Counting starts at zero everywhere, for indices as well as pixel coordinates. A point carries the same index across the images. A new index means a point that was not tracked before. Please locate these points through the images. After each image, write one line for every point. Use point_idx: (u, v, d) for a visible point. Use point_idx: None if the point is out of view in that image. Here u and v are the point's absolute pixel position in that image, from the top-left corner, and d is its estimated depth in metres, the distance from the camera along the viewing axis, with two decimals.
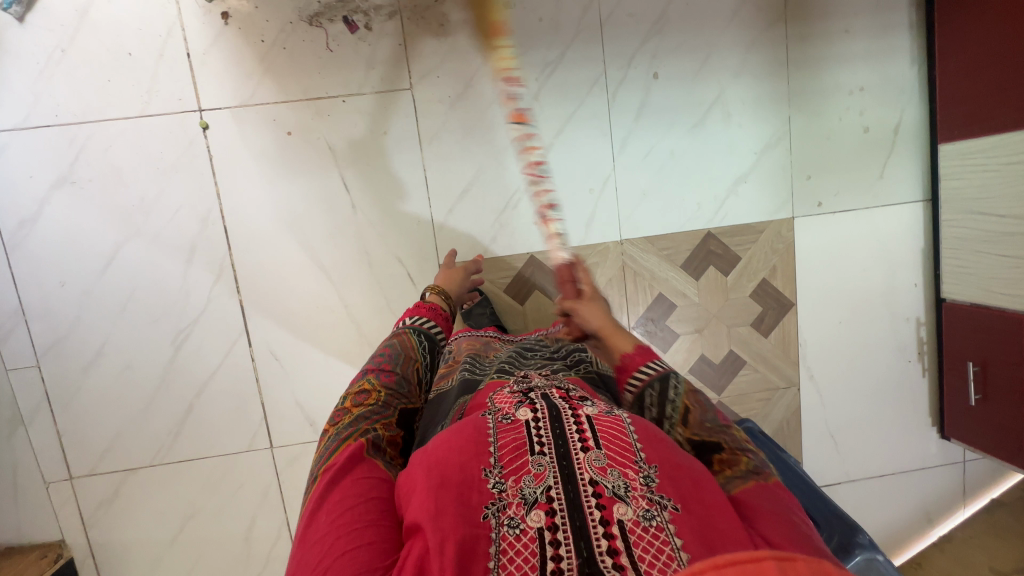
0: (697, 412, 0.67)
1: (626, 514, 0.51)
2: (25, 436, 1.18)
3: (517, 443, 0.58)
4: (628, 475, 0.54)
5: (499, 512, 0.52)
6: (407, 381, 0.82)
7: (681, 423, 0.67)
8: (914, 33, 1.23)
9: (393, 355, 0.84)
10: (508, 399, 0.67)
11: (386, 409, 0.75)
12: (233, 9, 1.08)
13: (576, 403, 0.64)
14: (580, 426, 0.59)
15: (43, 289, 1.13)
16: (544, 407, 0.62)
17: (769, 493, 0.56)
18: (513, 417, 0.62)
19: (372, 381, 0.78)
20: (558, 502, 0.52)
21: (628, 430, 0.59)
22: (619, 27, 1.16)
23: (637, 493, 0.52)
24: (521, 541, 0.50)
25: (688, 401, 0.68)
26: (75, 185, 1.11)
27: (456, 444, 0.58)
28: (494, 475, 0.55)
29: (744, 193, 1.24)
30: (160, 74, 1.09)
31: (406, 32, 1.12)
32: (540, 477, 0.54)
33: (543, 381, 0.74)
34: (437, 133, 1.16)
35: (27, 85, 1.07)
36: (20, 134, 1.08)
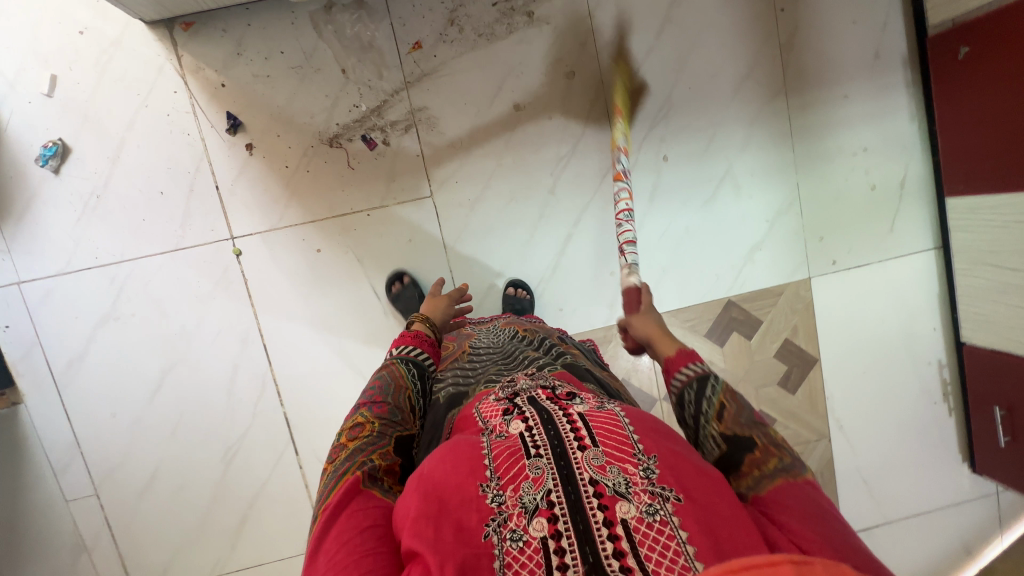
0: (734, 409, 0.60)
1: (629, 512, 0.47)
2: (89, 562, 1.21)
3: (513, 450, 0.53)
4: (629, 471, 0.50)
5: (500, 526, 0.47)
6: (401, 410, 0.70)
7: (716, 419, 0.59)
8: (912, 91, 1.26)
9: (383, 385, 0.72)
10: (495, 409, 0.62)
11: (382, 438, 0.65)
12: (256, 140, 1.13)
13: (565, 402, 0.60)
14: (573, 424, 0.54)
15: (95, 422, 1.17)
16: (534, 412, 0.57)
17: (799, 496, 0.51)
18: (507, 431, 0.56)
19: (365, 415, 0.67)
20: (559, 507, 0.47)
21: (623, 422, 0.56)
22: (626, 116, 1.20)
23: (640, 489, 0.48)
24: (525, 554, 0.45)
25: (725, 398, 0.60)
26: (119, 321, 1.15)
27: (449, 459, 0.53)
28: (491, 488, 0.50)
29: (760, 260, 1.28)
30: (192, 209, 1.13)
31: (422, 142, 1.16)
32: (538, 481, 0.49)
33: (528, 381, 0.68)
34: (460, 235, 1.20)
35: (66, 232, 1.11)
36: (63, 279, 1.12)
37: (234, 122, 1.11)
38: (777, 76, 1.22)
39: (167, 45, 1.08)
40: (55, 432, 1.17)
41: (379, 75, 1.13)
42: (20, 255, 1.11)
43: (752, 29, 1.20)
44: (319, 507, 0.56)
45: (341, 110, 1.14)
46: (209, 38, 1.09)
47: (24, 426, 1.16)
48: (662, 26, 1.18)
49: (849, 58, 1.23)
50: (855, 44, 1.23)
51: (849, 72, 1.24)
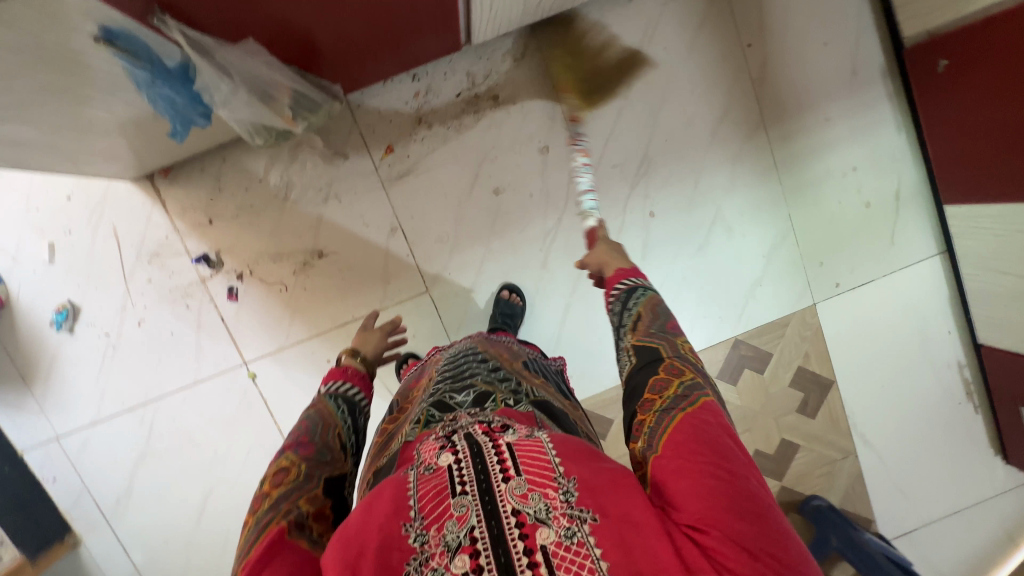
0: (648, 317, 0.71)
1: (548, 538, 0.44)
2: None
3: (438, 487, 0.48)
4: (549, 495, 0.46)
5: (422, 566, 0.44)
6: (330, 448, 0.70)
7: (632, 330, 0.71)
8: (895, 102, 1.22)
9: (310, 426, 0.73)
10: (433, 445, 0.55)
11: (310, 482, 0.64)
12: (250, 268, 1.16)
13: (498, 433, 0.54)
14: (498, 454, 0.50)
15: (150, 551, 1.24)
16: (465, 446, 0.52)
17: (691, 424, 0.51)
18: (435, 464, 0.51)
19: (290, 460, 0.65)
20: (482, 542, 0.44)
21: (547, 448, 0.51)
22: (606, 180, 1.20)
23: (559, 513, 0.45)
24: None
25: (643, 309, 0.73)
26: (155, 456, 1.21)
27: (377, 504, 0.49)
28: (414, 528, 0.46)
29: (762, 294, 1.27)
30: (203, 342, 1.17)
31: (410, 242, 1.18)
32: (462, 518, 0.45)
33: (469, 419, 0.61)
34: (462, 322, 1.22)
35: (91, 384, 1.16)
36: (98, 427, 1.18)
37: (202, 258, 1.14)
38: (753, 113, 1.21)
39: (154, 195, 1.12)
40: (115, 566, 1.23)
41: (358, 184, 1.15)
42: (53, 412, 1.17)
43: (721, 72, 1.18)
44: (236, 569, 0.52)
45: (327, 224, 1.16)
46: (190, 181, 1.12)
47: (85, 567, 1.22)
48: (629, 85, 1.17)
49: (824, 81, 1.21)
50: (829, 66, 1.20)
51: (827, 95, 1.21)
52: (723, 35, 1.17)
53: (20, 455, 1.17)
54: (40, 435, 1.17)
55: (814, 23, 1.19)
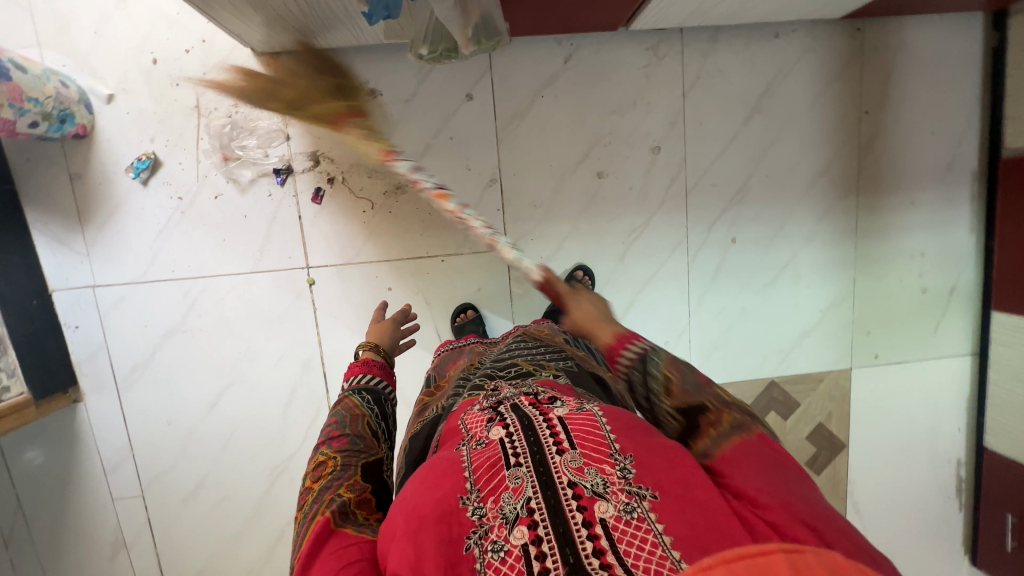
0: (679, 380, 0.61)
1: (607, 512, 0.45)
2: (127, 559, 1.25)
3: (492, 460, 0.52)
4: (606, 471, 0.49)
5: (481, 539, 0.46)
6: (363, 437, 0.73)
7: (666, 394, 0.60)
8: (976, 205, 1.30)
9: (337, 420, 0.76)
10: (480, 419, 0.60)
11: (346, 470, 0.67)
12: (343, 176, 1.14)
13: (547, 406, 0.59)
14: (551, 426, 0.54)
15: (149, 429, 1.19)
16: (515, 419, 0.56)
17: (754, 450, 0.52)
18: (487, 437, 0.56)
19: (327, 452, 0.69)
20: (539, 513, 0.46)
21: (601, 424, 0.54)
22: (702, 196, 1.23)
23: (618, 488, 0.47)
24: (506, 563, 0.44)
25: (669, 370, 0.62)
26: (187, 334, 1.17)
27: (431, 478, 0.53)
28: (471, 501, 0.49)
29: (808, 346, 1.33)
30: (272, 235, 1.15)
31: (503, 197, 1.18)
32: (518, 490, 0.48)
33: (512, 390, 0.66)
34: (528, 290, 1.22)
35: (146, 243, 1.13)
36: (138, 288, 1.14)
37: (282, 173, 1.12)
38: (851, 175, 1.26)
39: None
40: (110, 434, 1.19)
41: (471, 126, 1.15)
42: (98, 260, 1.12)
43: (835, 129, 1.24)
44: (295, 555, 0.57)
45: (429, 158, 1.16)
46: None
47: (81, 424, 1.18)
48: (750, 114, 1.21)
49: (920, 166, 1.28)
50: (929, 154, 1.27)
51: (920, 180, 1.28)
52: (847, 95, 1.23)
53: (49, 293, 1.12)
54: (77, 279, 1.12)
55: (928, 109, 1.25)
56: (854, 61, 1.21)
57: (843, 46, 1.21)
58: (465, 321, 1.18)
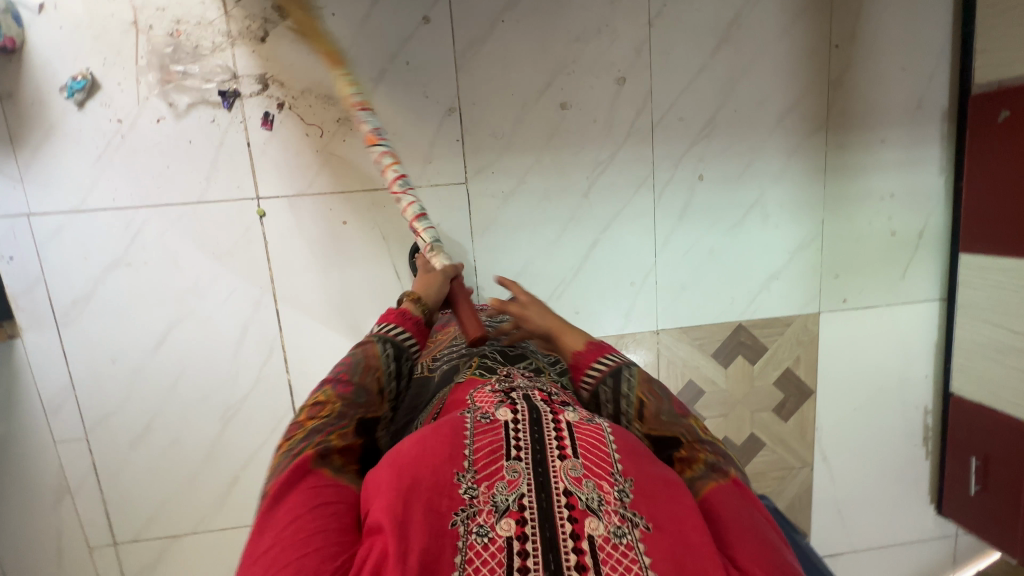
0: (652, 404, 0.76)
1: (597, 529, 0.55)
2: (72, 505, 1.20)
3: (494, 447, 0.62)
4: (603, 488, 0.59)
5: (469, 518, 0.56)
6: (367, 390, 0.78)
7: (641, 416, 0.76)
8: (944, 146, 1.29)
9: (352, 364, 0.80)
10: (489, 398, 0.71)
11: (341, 420, 0.73)
12: (294, 100, 1.09)
13: (557, 409, 0.69)
14: (558, 430, 0.64)
15: (93, 367, 1.14)
16: (525, 409, 0.67)
17: (738, 500, 0.62)
18: (492, 417, 0.66)
19: (330, 394, 0.75)
20: (528, 511, 0.56)
21: (607, 439, 0.63)
22: (669, 130, 1.20)
23: (610, 508, 0.57)
24: (489, 549, 0.54)
25: (642, 393, 0.77)
26: (130, 267, 1.12)
27: (429, 443, 0.62)
28: (466, 479, 0.59)
29: (776, 289, 1.31)
30: (220, 163, 1.09)
31: (463, 127, 1.14)
32: (513, 484, 0.58)
33: (526, 383, 0.78)
34: (490, 225, 1.19)
35: (84, 170, 1.07)
36: (77, 217, 1.08)
37: (229, 98, 1.07)
38: (820, 112, 1.24)
39: None
40: (50, 372, 1.13)
41: (428, 50, 1.11)
42: (33, 187, 1.06)
43: (804, 63, 1.21)
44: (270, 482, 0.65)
45: (385, 83, 1.11)
46: None
47: (18, 361, 1.12)
48: (718, 45, 1.18)
49: (888, 104, 1.26)
50: (898, 92, 1.25)
51: (889, 118, 1.26)
52: (817, 28, 1.20)
53: None
54: (10, 207, 1.07)
55: (898, 46, 1.23)
56: None
57: None
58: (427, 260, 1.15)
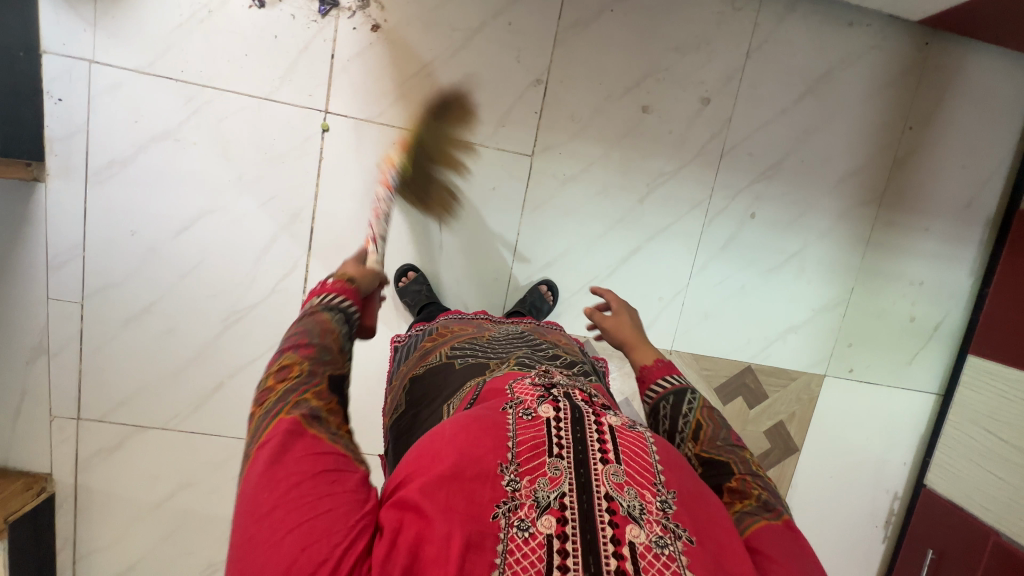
0: (709, 428, 0.63)
1: (638, 537, 0.43)
2: (45, 368, 1.14)
3: (535, 440, 0.48)
4: (646, 496, 0.46)
5: (509, 513, 0.44)
6: (333, 350, 0.59)
7: (692, 438, 0.62)
8: (981, 251, 1.33)
9: (306, 328, 0.60)
10: (529, 390, 0.57)
11: (315, 378, 0.54)
12: (389, 27, 1.08)
13: (599, 407, 0.55)
14: (601, 432, 0.50)
15: (110, 233, 1.10)
16: (568, 408, 0.52)
17: (787, 539, 0.50)
18: (534, 412, 0.52)
19: (291, 357, 0.56)
20: (571, 512, 0.44)
21: (651, 450, 0.50)
22: (736, 162, 1.22)
23: (654, 519, 0.45)
24: (528, 546, 0.43)
25: (701, 416, 0.64)
26: (178, 143, 1.08)
27: (464, 434, 0.48)
28: (509, 471, 0.46)
29: (791, 342, 1.33)
30: (299, 66, 1.07)
31: (544, 100, 1.14)
32: (555, 481, 0.46)
33: (566, 380, 0.64)
34: (542, 204, 1.19)
35: (161, 33, 1.04)
36: (140, 79, 1.05)
37: (326, 5, 1.05)
38: (878, 185, 1.27)
39: None
40: (64, 226, 1.09)
41: (534, 17, 1.11)
42: (103, 35, 1.03)
43: (877, 134, 1.25)
44: (248, 454, 0.48)
45: (483, 36, 1.10)
46: None
47: (35, 205, 1.07)
48: (803, 94, 1.21)
49: (942, 196, 1.30)
50: (953, 187, 1.30)
51: (938, 209, 1.30)
52: (897, 105, 1.24)
53: (40, 52, 1.02)
54: (74, 48, 1.03)
55: (965, 144, 1.28)
56: (913, 74, 1.22)
57: (908, 55, 1.21)
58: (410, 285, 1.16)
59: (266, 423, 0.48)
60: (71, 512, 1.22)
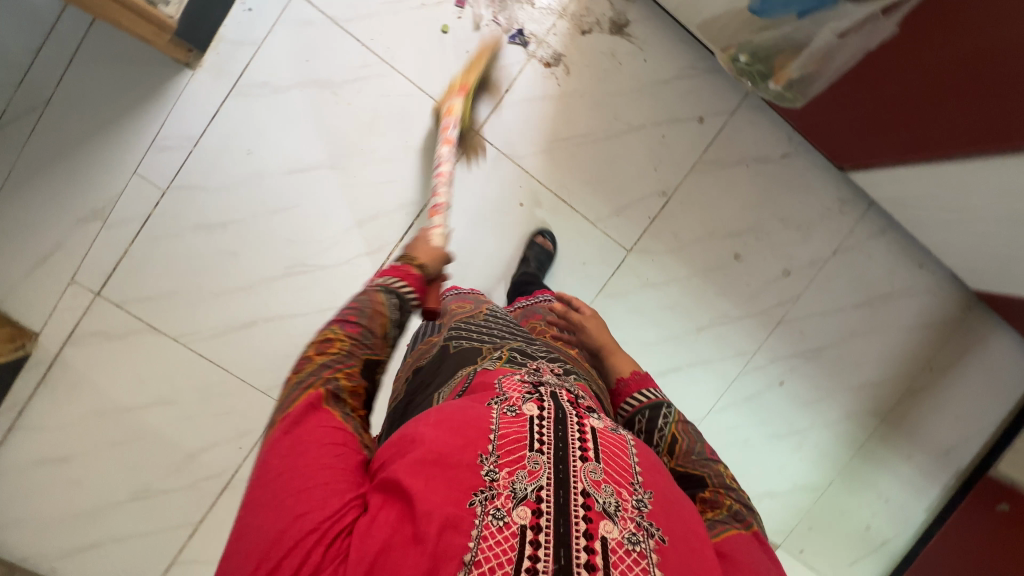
0: (685, 442, 0.66)
1: (610, 532, 0.42)
2: (94, 232, 1.10)
3: (517, 436, 0.47)
4: (622, 495, 0.45)
5: (486, 501, 0.42)
6: (373, 336, 0.61)
7: (669, 453, 0.65)
8: (944, 495, 1.48)
9: (359, 309, 0.61)
10: (516, 385, 0.54)
11: (350, 360, 0.57)
12: (564, 87, 1.16)
13: (583, 410, 0.53)
14: (582, 431, 0.48)
15: (227, 143, 1.10)
16: (553, 407, 0.50)
17: (750, 546, 0.53)
18: (519, 409, 0.50)
19: (334, 331, 0.59)
20: (547, 505, 0.42)
21: (630, 452, 0.50)
22: (788, 332, 1.34)
23: (628, 516, 0.44)
24: (501, 535, 0.41)
25: (676, 429, 0.67)
26: (332, 95, 1.11)
27: (449, 422, 0.48)
28: (488, 463, 0.45)
29: (764, 504, 1.42)
30: (474, 85, 1.14)
31: (660, 210, 1.23)
32: (533, 475, 0.44)
33: (554, 378, 0.60)
34: (618, 294, 1.26)
35: (371, 2, 1.10)
36: (331, 28, 1.09)
37: (518, 40, 1.14)
38: (887, 402, 1.42)
39: None
40: (189, 116, 1.08)
41: (684, 140, 1.21)
42: None
43: (903, 361, 1.40)
44: (275, 420, 0.52)
45: (638, 134, 1.20)
46: None
47: (173, 85, 1.07)
48: (863, 302, 1.35)
49: (932, 435, 1.45)
50: (944, 431, 1.45)
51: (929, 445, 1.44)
52: (928, 344, 1.40)
53: None
54: None
55: (966, 401, 1.44)
56: (950, 326, 1.40)
57: (952, 310, 1.39)
58: (532, 241, 1.18)
59: (298, 392, 0.52)
60: (36, 379, 1.14)
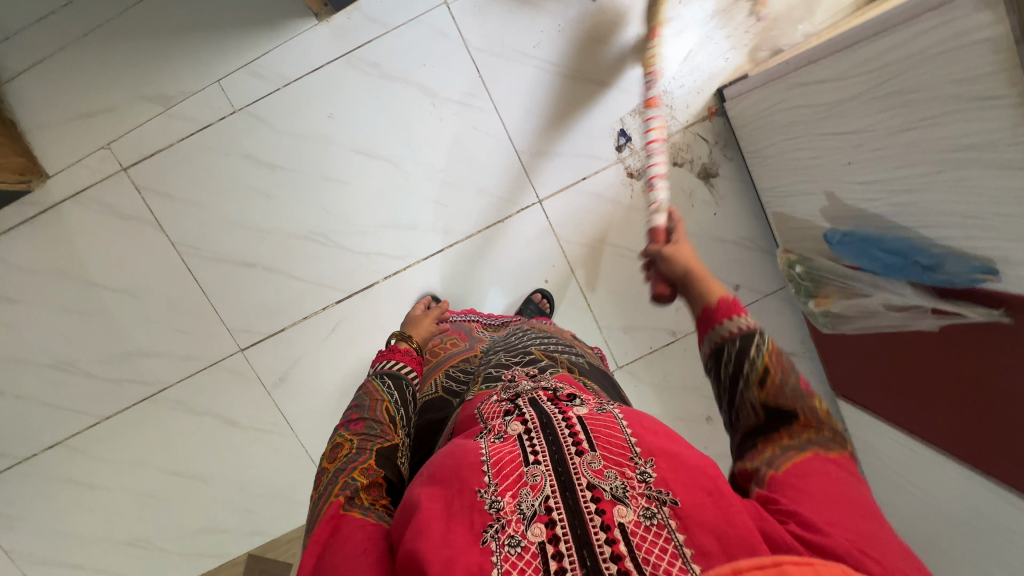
0: (778, 373, 0.52)
1: (625, 515, 0.41)
2: (154, 113, 1.10)
3: (510, 455, 0.47)
4: (626, 474, 0.44)
5: (498, 531, 0.42)
6: (379, 422, 0.63)
7: (758, 383, 0.52)
8: None
9: (357, 403, 0.67)
10: (496, 411, 0.54)
11: (362, 454, 0.57)
12: (635, 201, 1.19)
13: (566, 403, 0.53)
14: (569, 425, 0.48)
15: (315, 98, 1.11)
16: (535, 415, 0.50)
17: (823, 471, 0.45)
18: (505, 433, 0.50)
19: (343, 435, 0.61)
20: (557, 514, 0.42)
21: (622, 427, 0.49)
22: None
23: (638, 493, 0.43)
24: (522, 560, 0.40)
25: (769, 360, 0.53)
26: (430, 107, 1.13)
27: (440, 470, 0.48)
28: (489, 493, 0.44)
29: None
30: (558, 162, 1.17)
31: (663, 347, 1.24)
32: (536, 488, 0.44)
33: (531, 382, 0.60)
34: None
35: (505, 45, 1.13)
36: (458, 49, 1.12)
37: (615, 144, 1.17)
38: None
39: (702, 114, 1.18)
40: (295, 60, 1.10)
41: None
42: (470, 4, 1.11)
43: None
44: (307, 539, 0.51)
45: None
46: (710, 134, 1.19)
47: (297, 28, 1.09)
48: None
49: None
50: None
51: None
52: None
53: None
54: None
55: None
56: None
57: None
58: (528, 300, 1.17)
59: (323, 504, 0.52)
60: (26, 214, 1.11)
